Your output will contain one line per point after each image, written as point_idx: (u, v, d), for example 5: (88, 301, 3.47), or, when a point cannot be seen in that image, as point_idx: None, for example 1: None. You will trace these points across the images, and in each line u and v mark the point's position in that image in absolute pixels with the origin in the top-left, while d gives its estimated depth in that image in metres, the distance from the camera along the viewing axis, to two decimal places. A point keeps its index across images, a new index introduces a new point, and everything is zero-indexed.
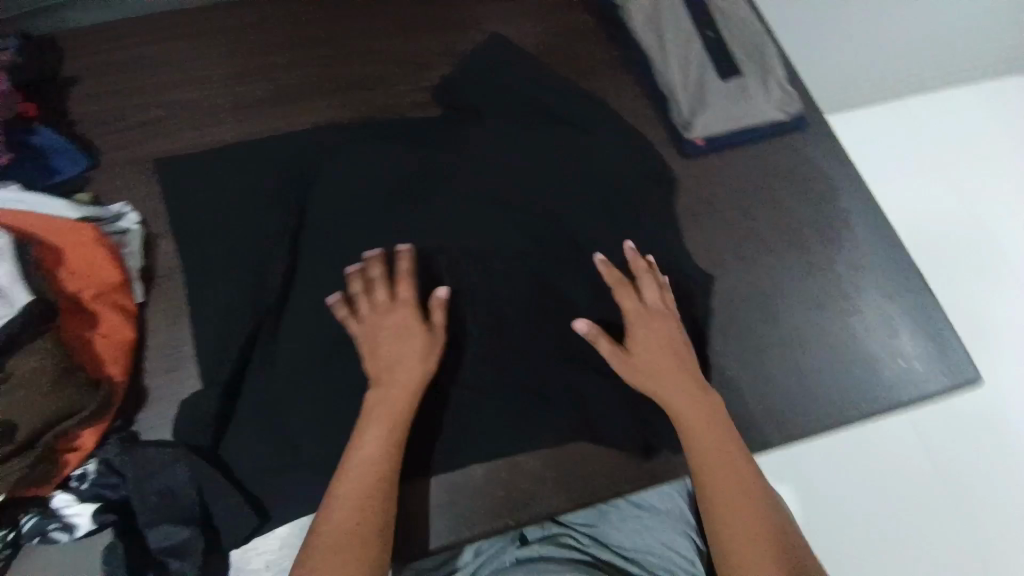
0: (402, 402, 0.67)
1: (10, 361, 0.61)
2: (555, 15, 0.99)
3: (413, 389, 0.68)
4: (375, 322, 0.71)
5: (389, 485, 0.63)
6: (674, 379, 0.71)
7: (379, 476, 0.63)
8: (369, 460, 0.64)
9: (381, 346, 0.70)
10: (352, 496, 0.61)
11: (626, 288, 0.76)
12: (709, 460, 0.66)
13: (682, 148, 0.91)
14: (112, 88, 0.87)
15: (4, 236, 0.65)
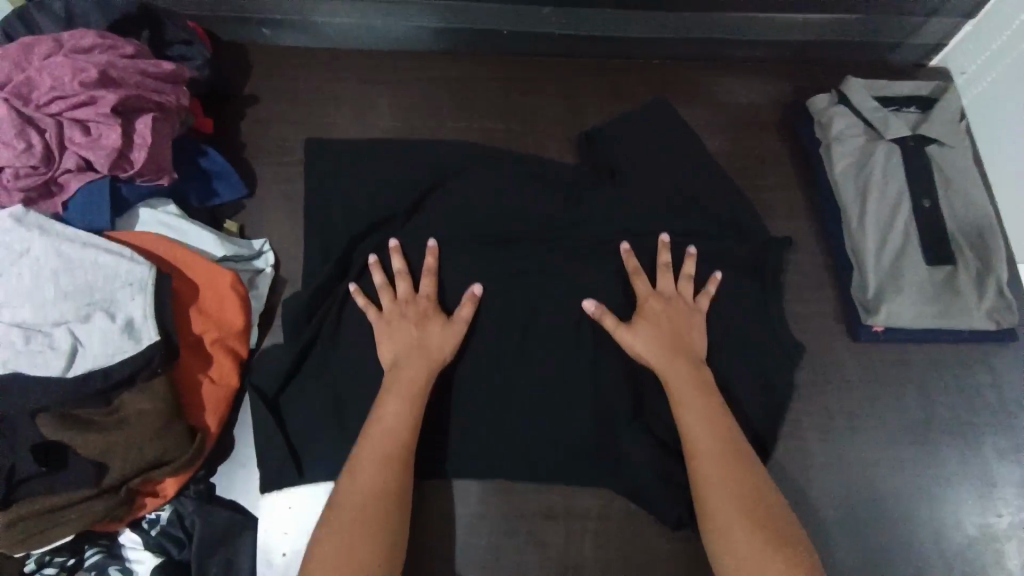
0: (418, 379, 0.63)
1: (123, 397, 0.62)
2: (744, 138, 0.90)
3: (427, 378, 0.64)
4: (392, 309, 0.67)
5: (400, 468, 0.59)
6: (702, 408, 0.63)
7: (390, 456, 0.59)
8: (377, 438, 0.60)
9: (394, 332, 0.66)
10: (361, 472, 0.58)
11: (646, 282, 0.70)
12: (739, 512, 0.57)
13: (855, 334, 0.78)
14: (286, 117, 0.88)
15: (145, 268, 0.65)
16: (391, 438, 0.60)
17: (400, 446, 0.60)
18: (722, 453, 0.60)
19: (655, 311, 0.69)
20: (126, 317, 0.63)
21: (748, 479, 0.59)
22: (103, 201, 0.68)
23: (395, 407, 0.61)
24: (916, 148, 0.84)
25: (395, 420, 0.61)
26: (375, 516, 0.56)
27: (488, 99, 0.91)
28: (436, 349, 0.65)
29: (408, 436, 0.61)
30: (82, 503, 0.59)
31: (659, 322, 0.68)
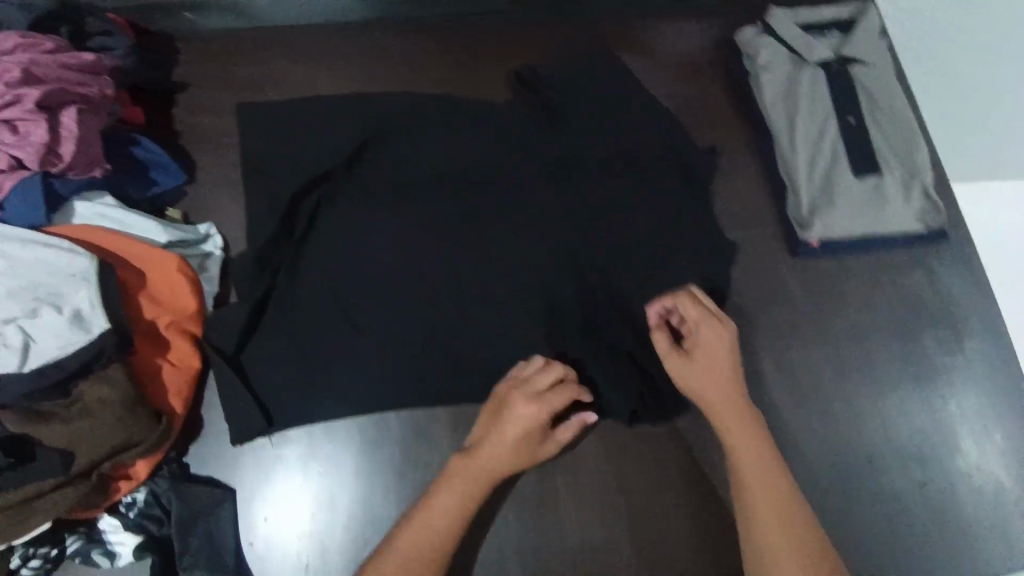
0: (491, 469, 0.65)
1: (81, 387, 0.62)
2: (678, 72, 0.91)
3: (491, 475, 0.65)
4: (521, 403, 0.66)
5: (439, 555, 0.60)
6: (754, 457, 0.66)
7: (452, 523, 0.62)
8: (447, 504, 0.62)
9: (503, 427, 0.66)
10: (406, 557, 0.59)
11: (697, 322, 0.73)
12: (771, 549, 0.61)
13: (794, 249, 0.81)
14: (221, 103, 0.88)
15: (88, 258, 0.65)
16: (460, 509, 0.62)
17: (447, 533, 0.61)
18: (755, 468, 0.65)
19: (705, 336, 0.72)
20: (74, 308, 0.63)
21: (778, 494, 0.63)
22: (36, 198, 0.67)
23: (475, 479, 0.64)
24: (839, 70, 0.85)
25: (472, 489, 0.63)
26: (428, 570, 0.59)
27: (426, 68, 0.91)
28: (507, 446, 0.65)
29: (456, 522, 0.62)
30: (54, 493, 0.60)
31: (707, 349, 0.72)
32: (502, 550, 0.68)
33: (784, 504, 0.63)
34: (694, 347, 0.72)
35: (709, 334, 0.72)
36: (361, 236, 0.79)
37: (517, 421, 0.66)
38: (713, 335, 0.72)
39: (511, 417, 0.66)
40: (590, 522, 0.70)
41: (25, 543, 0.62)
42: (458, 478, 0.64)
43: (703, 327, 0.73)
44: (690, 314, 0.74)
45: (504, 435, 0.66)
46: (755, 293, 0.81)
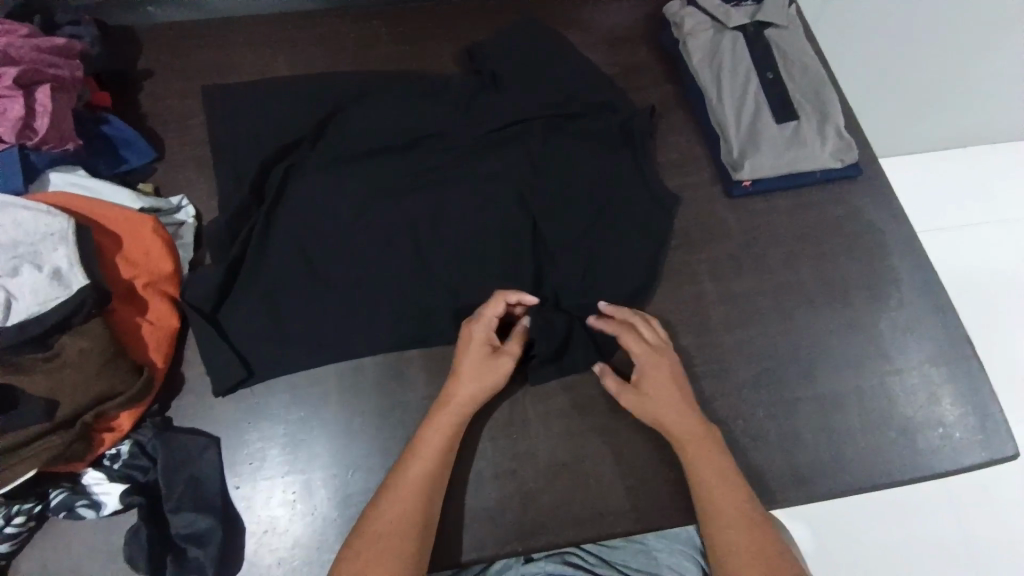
0: (454, 407, 0.68)
1: (62, 340, 0.65)
2: (613, 48, 1.01)
3: (465, 408, 0.68)
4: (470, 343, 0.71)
5: (427, 495, 0.63)
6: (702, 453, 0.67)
7: (433, 471, 0.64)
8: (429, 451, 0.65)
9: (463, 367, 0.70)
10: (392, 509, 0.61)
11: (633, 343, 0.73)
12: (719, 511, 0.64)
13: (728, 191, 0.89)
14: (186, 86, 0.92)
15: (66, 219, 0.68)
16: (441, 449, 0.66)
17: (431, 472, 0.64)
18: (714, 481, 0.66)
19: (642, 358, 0.72)
20: (53, 266, 0.66)
21: (735, 504, 0.64)
22: (15, 168, 0.71)
23: (448, 424, 0.67)
24: (755, 33, 0.95)
25: (447, 434, 0.67)
26: (418, 521, 0.61)
27: (383, 48, 0.97)
28: (468, 379, 0.69)
29: (439, 461, 0.65)
30: (40, 440, 0.63)
31: (652, 374, 0.71)
32: (479, 472, 0.72)
33: (743, 511, 0.64)
34: (641, 379, 0.72)
35: (646, 361, 0.72)
36: (326, 197, 0.82)
37: (475, 355, 0.70)
38: (650, 361, 0.72)
39: (465, 353, 0.71)
40: (561, 444, 0.74)
41: (8, 501, 0.64)
42: (434, 424, 0.67)
43: (639, 351, 0.73)
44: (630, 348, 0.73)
45: (461, 372, 0.70)
46: (699, 229, 0.87)
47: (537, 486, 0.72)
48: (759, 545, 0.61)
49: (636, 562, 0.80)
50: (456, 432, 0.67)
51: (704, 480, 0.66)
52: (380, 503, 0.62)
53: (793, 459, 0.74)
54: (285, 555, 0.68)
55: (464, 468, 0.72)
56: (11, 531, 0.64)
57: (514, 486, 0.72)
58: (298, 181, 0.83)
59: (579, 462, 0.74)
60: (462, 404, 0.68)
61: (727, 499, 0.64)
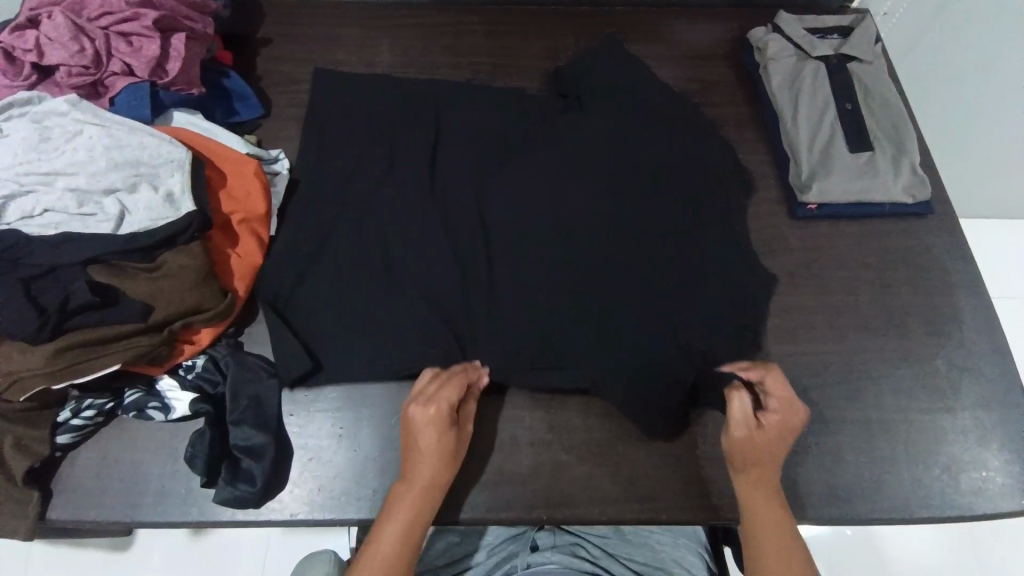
0: (416, 492, 0.67)
1: (166, 255, 0.72)
2: (694, 66, 1.05)
3: (429, 490, 0.68)
4: (427, 423, 0.69)
5: None
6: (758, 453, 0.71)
7: (400, 557, 0.65)
8: (392, 539, 0.65)
9: (420, 446, 0.69)
10: None
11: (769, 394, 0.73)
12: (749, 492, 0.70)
13: (793, 211, 0.90)
14: (296, 54, 1.01)
15: (184, 150, 0.76)
16: (405, 534, 0.65)
17: (398, 561, 0.64)
18: (758, 500, 0.69)
19: (776, 391, 0.73)
20: (167, 189, 0.74)
21: (774, 528, 0.67)
22: (144, 99, 0.80)
23: (411, 497, 0.67)
24: (838, 65, 0.97)
25: (411, 519, 0.66)
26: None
27: (476, 42, 1.04)
28: (428, 463, 0.68)
29: (406, 548, 0.65)
30: (132, 338, 0.69)
31: (780, 407, 0.71)
32: (515, 439, 0.75)
33: (779, 535, 0.67)
34: (767, 420, 0.71)
35: (780, 397, 0.72)
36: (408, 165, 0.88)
37: (433, 437, 0.69)
38: (785, 399, 0.72)
39: (415, 427, 0.69)
40: (598, 427, 0.76)
41: (79, 397, 0.72)
42: (397, 498, 0.67)
43: (776, 389, 0.73)
44: (769, 385, 0.73)
45: (416, 450, 0.69)
46: (758, 243, 0.88)
47: (569, 461, 0.74)
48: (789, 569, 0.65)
49: (644, 558, 0.80)
50: (421, 515, 0.67)
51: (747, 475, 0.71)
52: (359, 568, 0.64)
53: (829, 478, 0.74)
54: (326, 483, 0.72)
55: (501, 433, 0.75)
56: (77, 423, 0.72)
57: (548, 458, 0.74)
58: (382, 145, 0.88)
59: (613, 447, 0.75)
60: (421, 478, 0.67)
61: (769, 521, 0.68)
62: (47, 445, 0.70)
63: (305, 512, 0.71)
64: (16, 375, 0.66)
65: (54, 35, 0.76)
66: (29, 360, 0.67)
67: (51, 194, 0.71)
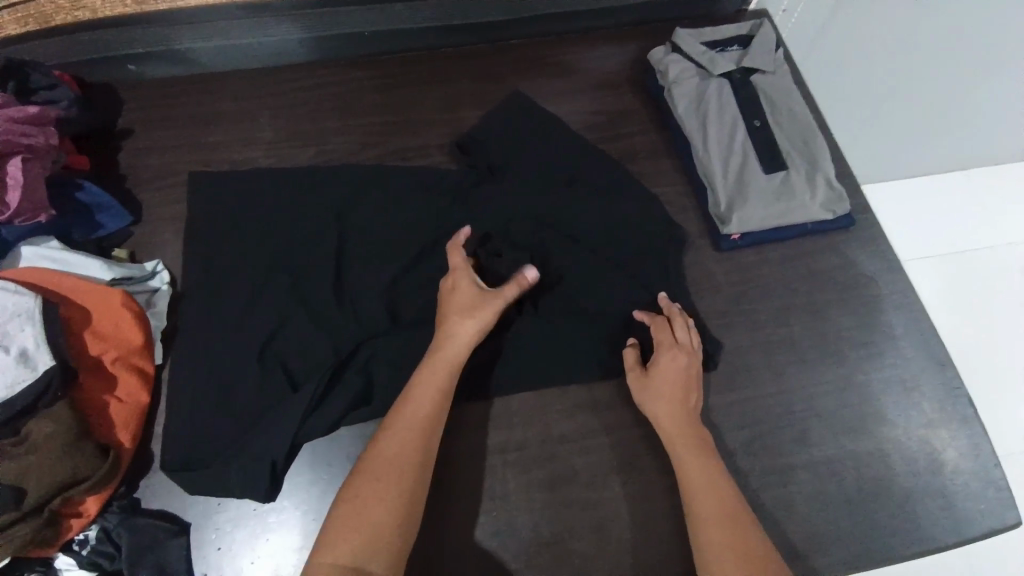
0: (452, 350, 0.68)
1: (28, 426, 0.63)
2: (600, 95, 0.99)
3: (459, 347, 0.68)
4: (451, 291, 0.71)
5: (421, 440, 0.63)
6: (702, 471, 0.65)
7: (432, 410, 0.65)
8: (424, 391, 0.65)
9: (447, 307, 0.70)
10: (379, 460, 0.61)
11: (665, 329, 0.74)
12: (706, 520, 0.62)
13: (717, 244, 0.86)
14: (166, 144, 0.91)
15: (32, 298, 0.67)
16: (437, 388, 0.66)
17: (426, 413, 0.64)
18: (701, 483, 0.65)
19: (670, 367, 0.71)
20: (19, 347, 0.64)
21: (722, 501, 0.63)
22: None
23: (449, 359, 0.67)
24: (741, 79, 0.93)
25: (440, 375, 0.67)
26: (427, 439, 0.63)
27: (367, 98, 0.96)
28: (456, 320, 0.69)
29: (437, 403, 0.65)
30: (4, 533, 0.60)
31: (669, 380, 0.71)
32: (459, 553, 0.69)
33: (731, 509, 0.62)
34: (654, 369, 0.72)
35: (671, 372, 0.71)
36: (303, 260, 0.80)
37: (458, 294, 0.71)
38: (677, 370, 0.72)
39: (452, 288, 0.72)
40: (546, 520, 0.72)
41: None
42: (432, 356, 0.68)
43: (666, 361, 0.72)
44: (657, 335, 0.74)
45: (447, 309, 0.70)
46: (686, 283, 0.84)
47: (519, 564, 0.69)
48: (753, 556, 0.59)
49: None
50: (449, 371, 0.67)
51: (699, 501, 0.63)
52: (393, 420, 0.64)
53: (786, 532, 0.71)
54: None
55: (443, 548, 0.69)
56: None
57: (495, 563, 0.69)
58: (272, 241, 0.81)
59: (564, 539, 0.71)
60: (452, 347, 0.68)
61: (717, 502, 0.63)
62: None
63: None
64: None
65: None
66: None
67: None
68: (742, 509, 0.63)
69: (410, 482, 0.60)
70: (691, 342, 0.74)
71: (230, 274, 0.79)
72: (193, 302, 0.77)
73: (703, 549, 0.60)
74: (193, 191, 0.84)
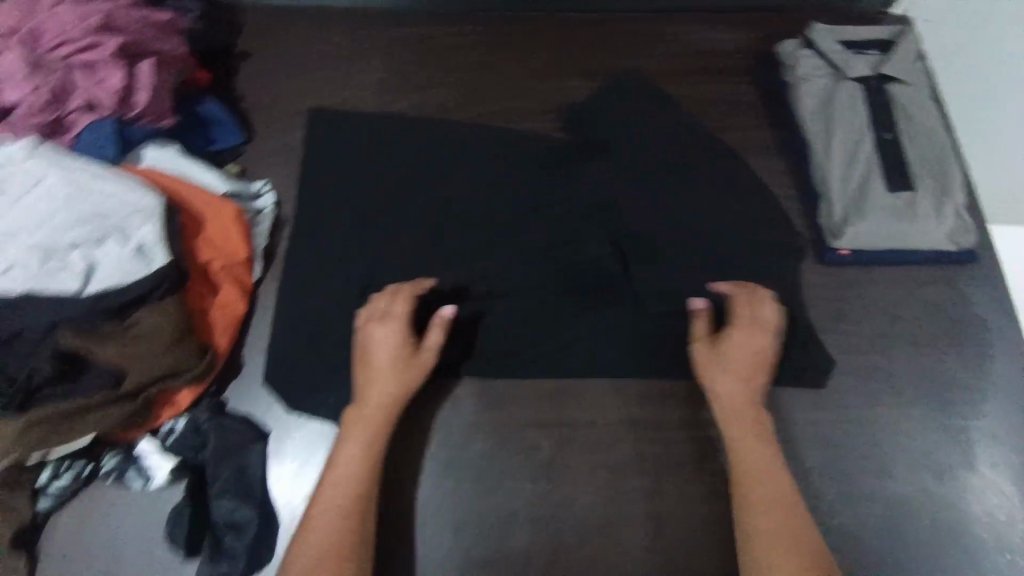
0: (380, 408, 0.66)
1: (138, 315, 0.67)
2: (718, 81, 0.95)
3: (390, 403, 0.67)
4: (373, 339, 0.68)
5: (362, 507, 0.62)
6: (754, 455, 0.65)
7: (365, 475, 0.63)
8: (354, 461, 0.64)
9: (368, 359, 0.68)
10: (318, 539, 0.59)
11: (745, 308, 0.72)
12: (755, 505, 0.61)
13: (823, 255, 0.83)
14: (280, 70, 0.92)
15: (155, 197, 0.70)
16: (366, 454, 0.64)
17: (361, 480, 0.63)
18: (751, 454, 0.65)
19: (740, 342, 0.70)
20: (137, 241, 0.68)
21: (774, 486, 0.62)
22: (108, 137, 0.73)
23: (370, 422, 0.66)
24: (877, 87, 0.87)
25: (369, 438, 0.65)
26: (366, 503, 0.62)
27: (478, 53, 0.94)
28: (388, 379, 0.67)
29: (370, 468, 0.64)
30: (103, 409, 0.64)
31: (737, 351, 0.70)
32: (514, 512, 0.70)
33: (770, 480, 0.63)
34: (723, 341, 0.70)
35: (744, 343, 0.70)
36: (400, 207, 0.82)
37: (383, 347, 0.68)
38: (749, 347, 0.70)
39: (375, 345, 0.68)
40: (604, 496, 0.71)
41: (59, 459, 0.68)
42: (355, 414, 0.66)
43: (743, 333, 0.70)
44: (737, 307, 0.72)
45: (370, 366, 0.68)
46: (786, 290, 0.79)
47: (571, 535, 0.70)
48: (788, 537, 0.59)
49: None
50: (379, 432, 0.66)
51: (749, 482, 0.63)
52: (322, 494, 0.62)
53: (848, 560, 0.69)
54: None
55: (501, 504, 0.70)
56: (57, 488, 0.68)
57: (549, 529, 0.70)
58: (374, 184, 0.83)
59: (619, 521, 0.70)
60: (381, 403, 0.66)
61: (762, 475, 0.63)
62: (28, 511, 0.66)
63: None
64: None
65: (9, 71, 0.71)
66: None
67: (14, 249, 0.65)
68: (789, 485, 0.63)
69: (355, 550, 0.59)
70: (774, 324, 0.72)
71: (334, 210, 0.82)
72: (294, 235, 0.81)
73: (745, 514, 0.62)
74: (305, 129, 0.88)
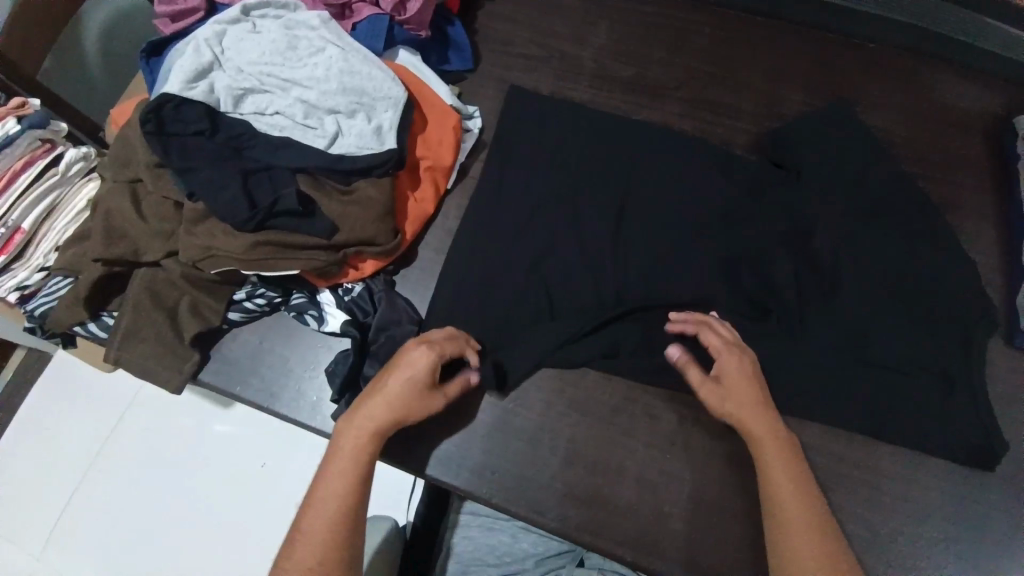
0: (386, 424, 0.65)
1: (360, 184, 0.76)
2: (943, 135, 0.91)
3: (397, 421, 0.66)
4: (407, 359, 0.67)
5: (353, 515, 0.61)
6: (795, 497, 0.63)
7: (356, 482, 0.62)
8: (346, 467, 0.63)
9: (394, 374, 0.67)
10: (307, 542, 0.59)
11: (706, 331, 0.72)
12: (797, 549, 0.60)
13: (1011, 338, 0.79)
14: (517, 13, 0.99)
15: (401, 90, 0.79)
16: (361, 463, 0.63)
17: (353, 486, 0.62)
18: (782, 484, 0.64)
19: (733, 372, 0.69)
20: (378, 123, 0.77)
21: (813, 525, 0.61)
22: (380, 32, 0.84)
23: (372, 430, 0.65)
24: None
25: (365, 446, 0.64)
26: (353, 510, 0.61)
27: (703, 45, 0.96)
28: (406, 402, 0.66)
29: (363, 476, 0.63)
30: (310, 252, 0.74)
31: (735, 380, 0.69)
32: (623, 468, 0.73)
33: (817, 523, 0.61)
34: (721, 377, 0.70)
35: (734, 374, 0.69)
36: (594, 163, 0.87)
37: (412, 370, 0.67)
38: (741, 374, 0.70)
39: (403, 363, 0.67)
40: (712, 487, 0.72)
41: (255, 283, 0.78)
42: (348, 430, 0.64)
43: (730, 359, 0.70)
44: (702, 333, 0.73)
45: (391, 379, 0.67)
46: (964, 357, 0.75)
47: (672, 510, 0.71)
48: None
49: None
50: (375, 441, 0.65)
51: (790, 513, 0.62)
52: (316, 493, 0.62)
53: None
54: (445, 444, 0.75)
55: (612, 457, 0.74)
56: (249, 307, 0.78)
57: (652, 496, 0.72)
58: (576, 138, 0.89)
59: (722, 515, 0.71)
60: (378, 419, 0.65)
61: (803, 512, 0.62)
62: (219, 317, 0.78)
63: (412, 466, 0.74)
64: (213, 252, 0.71)
65: None
66: (227, 244, 0.71)
67: (284, 99, 0.76)
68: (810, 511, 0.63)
69: (339, 554, 0.59)
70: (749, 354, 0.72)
71: (533, 149, 0.88)
72: (491, 158, 0.87)
73: (788, 554, 0.60)
74: (527, 74, 0.96)
